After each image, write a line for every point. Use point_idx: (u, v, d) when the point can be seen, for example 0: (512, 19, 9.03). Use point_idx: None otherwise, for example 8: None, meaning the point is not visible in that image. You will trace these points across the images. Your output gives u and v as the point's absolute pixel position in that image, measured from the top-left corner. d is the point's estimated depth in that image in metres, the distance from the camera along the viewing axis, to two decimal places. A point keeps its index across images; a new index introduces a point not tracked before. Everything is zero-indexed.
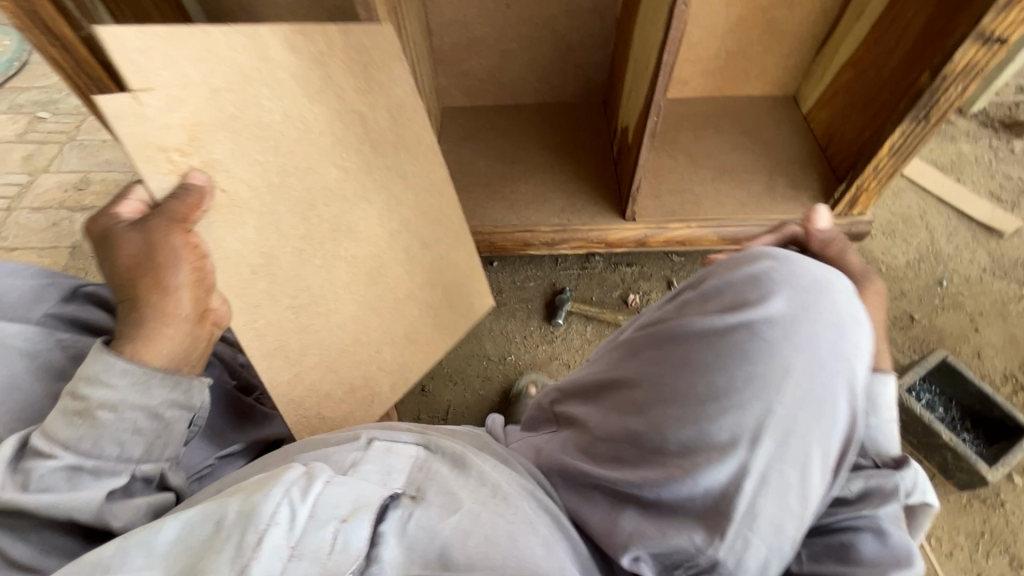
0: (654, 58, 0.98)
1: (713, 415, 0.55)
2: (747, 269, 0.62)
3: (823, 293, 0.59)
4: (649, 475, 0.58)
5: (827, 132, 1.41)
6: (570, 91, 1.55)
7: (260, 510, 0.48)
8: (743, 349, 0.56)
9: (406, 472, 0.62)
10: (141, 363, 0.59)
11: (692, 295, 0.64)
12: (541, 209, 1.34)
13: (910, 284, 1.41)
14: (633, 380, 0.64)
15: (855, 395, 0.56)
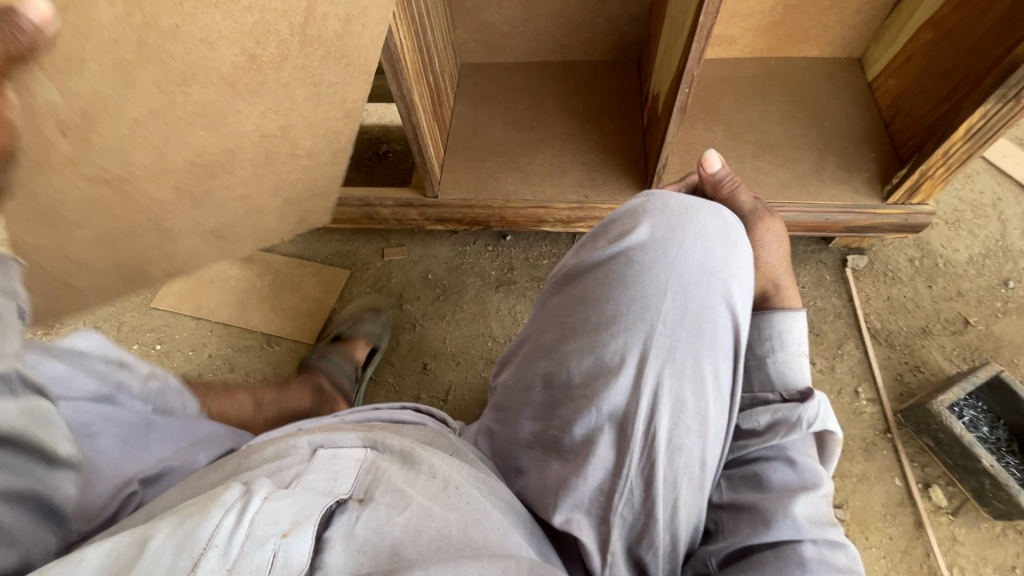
0: (692, 20, 0.84)
1: (602, 339, 0.55)
2: (622, 209, 0.63)
3: (691, 215, 0.59)
4: (560, 409, 0.56)
5: (894, 104, 1.22)
6: (601, 47, 1.40)
7: (199, 527, 0.42)
8: (622, 275, 0.56)
9: (353, 476, 0.56)
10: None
11: (584, 239, 0.65)
12: (558, 183, 1.24)
13: (970, 282, 1.26)
14: (539, 330, 0.63)
15: (733, 309, 0.56)
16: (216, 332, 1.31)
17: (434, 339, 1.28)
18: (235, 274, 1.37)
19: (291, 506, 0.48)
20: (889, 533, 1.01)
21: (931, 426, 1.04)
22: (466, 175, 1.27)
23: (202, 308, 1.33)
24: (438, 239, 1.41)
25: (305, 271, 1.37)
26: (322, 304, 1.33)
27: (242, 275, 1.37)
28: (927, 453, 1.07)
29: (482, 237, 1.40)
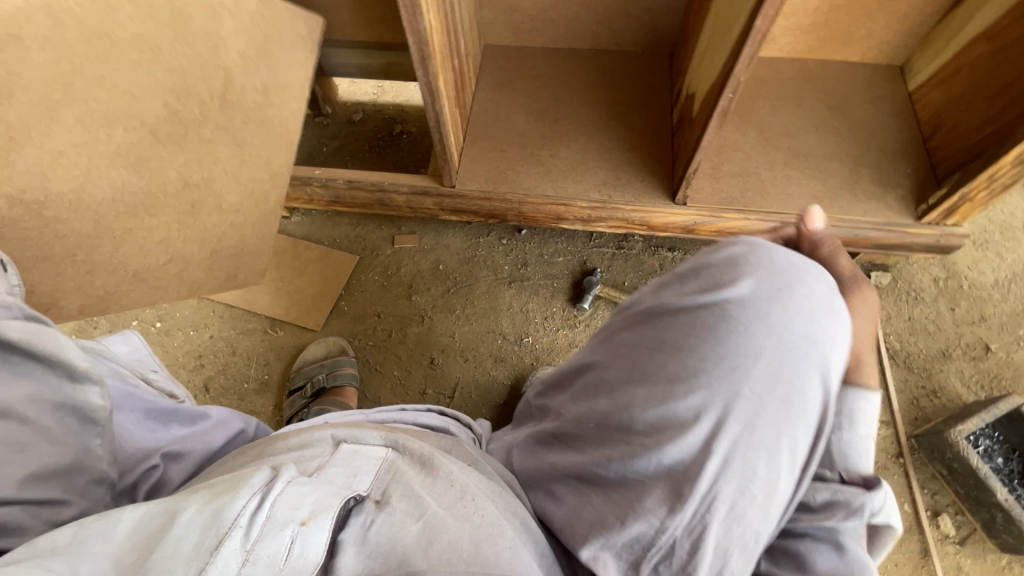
0: (745, 20, 0.78)
1: (679, 393, 0.53)
2: (721, 249, 0.59)
3: (801, 277, 0.55)
4: (613, 454, 0.55)
5: (936, 119, 1.17)
6: (632, 38, 1.33)
7: (227, 506, 0.42)
8: (714, 329, 0.54)
9: (374, 474, 0.55)
10: None
11: (669, 273, 0.62)
12: (580, 180, 1.19)
13: (993, 307, 1.23)
14: (605, 363, 0.61)
15: (827, 387, 0.53)
16: (217, 312, 1.27)
17: (443, 333, 1.24)
18: None
19: (313, 494, 0.47)
20: (894, 560, 1.01)
21: (945, 455, 1.03)
22: (485, 166, 1.22)
23: None
24: (450, 229, 1.36)
25: (312, 255, 1.33)
26: (328, 290, 1.29)
27: None
28: (939, 480, 1.06)
29: (496, 230, 1.35)
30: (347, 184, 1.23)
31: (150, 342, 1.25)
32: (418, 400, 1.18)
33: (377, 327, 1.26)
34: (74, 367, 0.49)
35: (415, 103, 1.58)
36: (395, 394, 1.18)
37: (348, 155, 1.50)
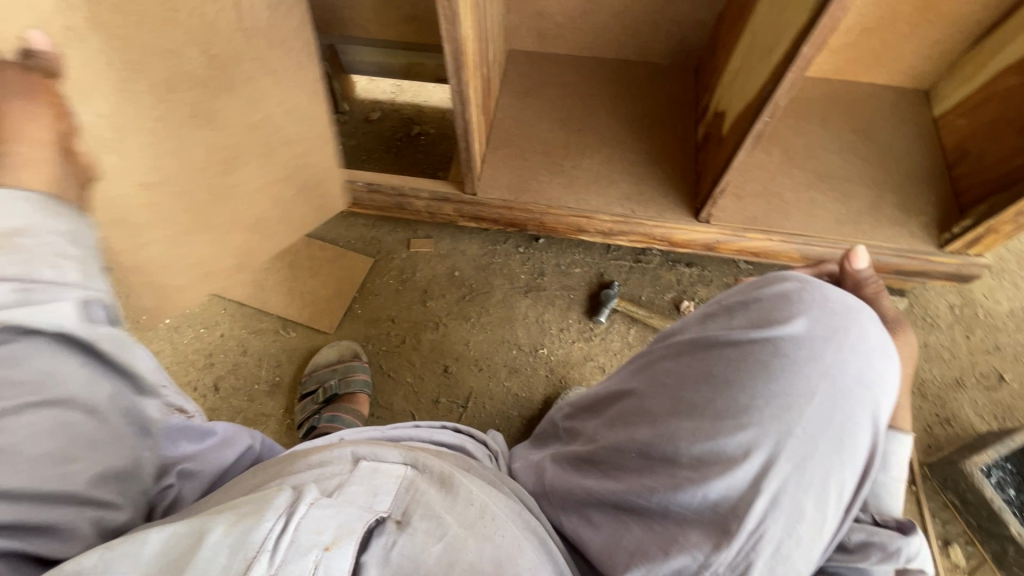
0: (789, 44, 0.77)
1: (731, 427, 0.54)
2: (771, 288, 0.62)
3: (853, 319, 0.58)
4: (653, 483, 0.56)
5: (961, 147, 1.17)
6: (659, 50, 1.32)
7: (253, 529, 0.38)
8: (767, 365, 0.56)
9: (393, 495, 0.51)
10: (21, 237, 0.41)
11: (715, 308, 0.65)
12: (604, 192, 1.18)
13: (1008, 337, 1.23)
14: (647, 392, 0.63)
15: (876, 429, 0.55)
16: (228, 310, 1.25)
17: (458, 341, 1.23)
18: None
19: (336, 516, 0.43)
20: None
21: (959, 485, 1.04)
22: (508, 173, 1.20)
23: None
24: (467, 235, 1.35)
25: (326, 255, 1.31)
26: (342, 292, 1.28)
27: None
28: (951, 510, 1.06)
29: (513, 238, 1.34)
30: (367, 186, 1.21)
31: (159, 337, 1.23)
32: (431, 409, 1.16)
33: (391, 332, 1.24)
34: (155, 386, 0.49)
35: (434, 104, 1.56)
36: (407, 401, 1.17)
37: (364, 154, 1.48)
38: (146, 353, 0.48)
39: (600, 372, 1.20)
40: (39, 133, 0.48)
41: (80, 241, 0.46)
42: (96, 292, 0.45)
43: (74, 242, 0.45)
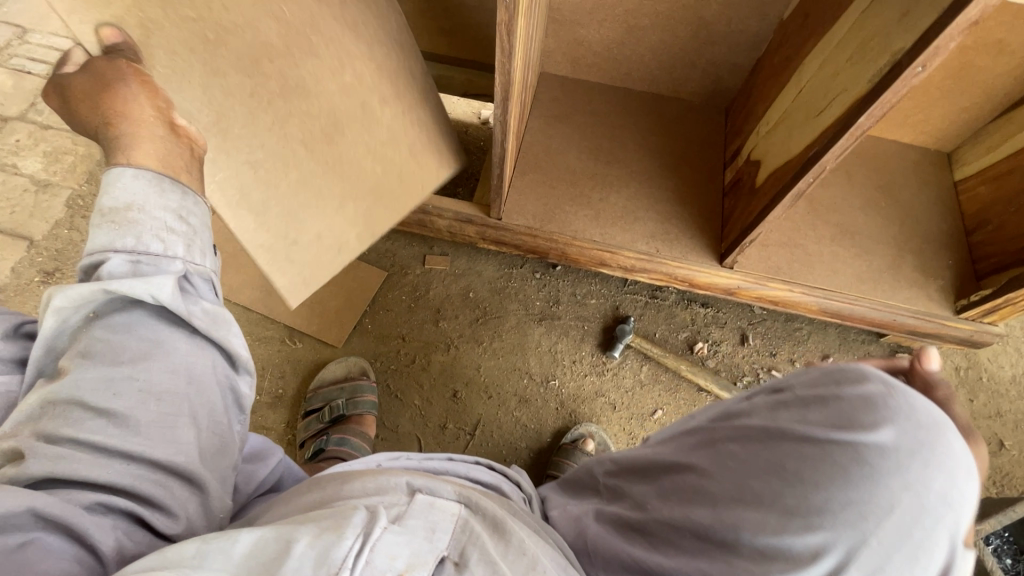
0: (843, 112, 0.77)
1: (797, 527, 0.49)
2: (852, 384, 0.55)
3: (944, 431, 0.50)
4: (707, 568, 0.52)
5: (981, 214, 1.18)
6: (692, 88, 1.32)
7: (335, 546, 0.40)
8: (847, 471, 0.50)
9: (451, 533, 0.49)
10: (145, 216, 0.61)
11: (786, 395, 0.59)
12: (629, 228, 1.17)
13: (1010, 404, 1.25)
14: (704, 470, 0.58)
15: (955, 550, 0.49)
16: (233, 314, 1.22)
17: (469, 365, 1.21)
18: None
19: (407, 545, 0.44)
20: None
21: None
22: (534, 200, 1.19)
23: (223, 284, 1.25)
24: (484, 255, 1.33)
25: None
26: (353, 304, 1.24)
27: None
28: None
29: (531, 262, 1.32)
30: None
31: None
32: (438, 434, 1.14)
33: (401, 350, 1.22)
34: (240, 357, 0.64)
35: (457, 117, 1.53)
36: (414, 424, 1.15)
37: None
38: (229, 330, 0.63)
39: (610, 409, 1.19)
40: (143, 110, 0.68)
41: (185, 217, 0.64)
42: (197, 271, 0.63)
43: (182, 220, 0.63)
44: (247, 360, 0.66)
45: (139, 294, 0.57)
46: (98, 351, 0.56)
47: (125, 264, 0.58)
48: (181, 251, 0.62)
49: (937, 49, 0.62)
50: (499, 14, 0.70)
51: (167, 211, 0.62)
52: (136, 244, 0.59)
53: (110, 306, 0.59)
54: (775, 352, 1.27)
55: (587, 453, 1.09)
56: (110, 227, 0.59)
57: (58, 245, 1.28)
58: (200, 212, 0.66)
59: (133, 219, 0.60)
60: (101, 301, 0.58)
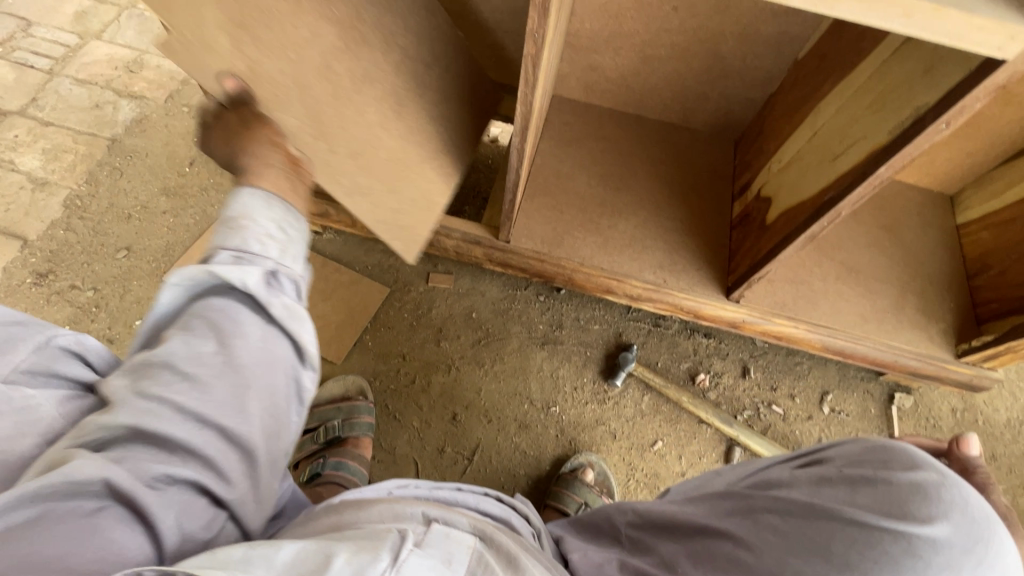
0: (861, 161, 0.78)
1: None
2: (903, 471, 0.54)
3: (996, 532, 0.50)
4: None
5: (982, 259, 1.19)
6: (703, 119, 1.32)
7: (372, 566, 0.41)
8: (893, 561, 0.49)
9: (468, 565, 0.48)
10: (248, 220, 0.59)
11: (830, 472, 0.59)
12: (637, 257, 1.17)
13: (1004, 447, 1.25)
14: (740, 539, 0.57)
15: None
16: None
17: (469, 388, 1.19)
18: None
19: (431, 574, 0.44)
20: None
21: None
22: (543, 224, 1.18)
23: None
24: (488, 275, 1.31)
25: (340, 278, 1.26)
26: (353, 320, 1.23)
27: None
28: None
29: (535, 284, 1.31)
30: None
31: None
32: (436, 457, 1.13)
33: (402, 370, 1.20)
34: (310, 354, 0.60)
35: None
36: (411, 446, 1.13)
37: None
38: (311, 327, 0.60)
39: (610, 437, 1.18)
40: (264, 147, 0.71)
41: (284, 224, 0.62)
42: (291, 268, 0.61)
43: (282, 231, 0.62)
44: (318, 356, 0.61)
45: (234, 278, 0.55)
46: (185, 327, 0.54)
47: (228, 257, 0.57)
48: (281, 250, 0.60)
49: (961, 108, 0.62)
50: (525, 47, 0.70)
51: (272, 219, 0.61)
52: (240, 238, 0.58)
53: (204, 286, 0.57)
54: (776, 386, 1.27)
55: (587, 483, 1.08)
56: (225, 231, 0.58)
57: (52, 246, 1.25)
58: (301, 225, 0.65)
59: (246, 218, 0.60)
60: (197, 279, 0.56)
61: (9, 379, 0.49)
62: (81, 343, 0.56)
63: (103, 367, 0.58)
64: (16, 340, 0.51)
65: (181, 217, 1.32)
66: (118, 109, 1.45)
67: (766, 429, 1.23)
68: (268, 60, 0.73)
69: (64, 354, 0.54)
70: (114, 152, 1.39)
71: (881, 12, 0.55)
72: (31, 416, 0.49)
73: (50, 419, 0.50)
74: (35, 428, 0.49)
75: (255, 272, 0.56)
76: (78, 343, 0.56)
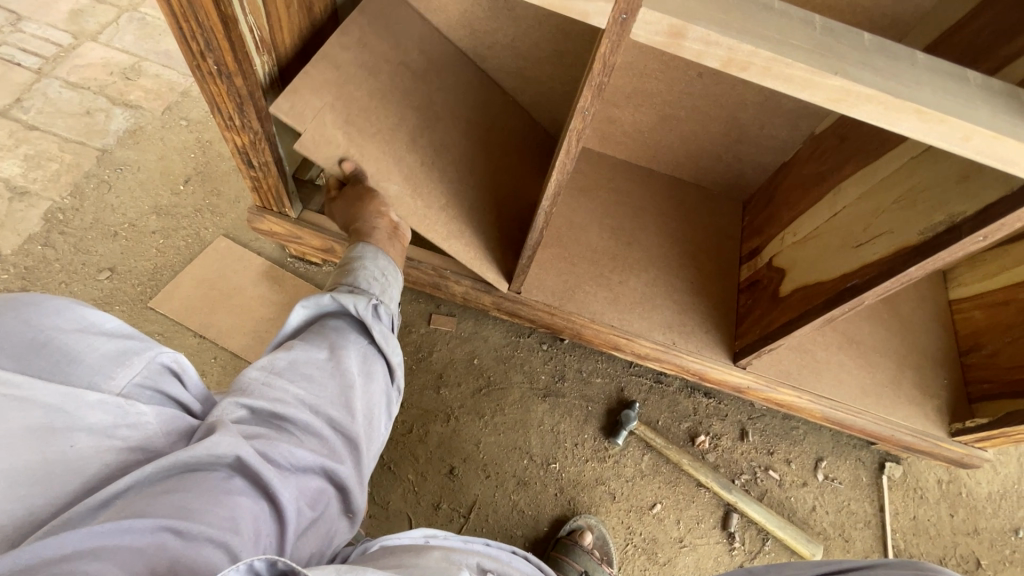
0: (890, 255, 0.79)
1: None
2: None
3: None
4: None
5: (974, 338, 1.21)
6: (713, 179, 1.32)
7: None
8: None
9: None
10: (364, 267, 0.83)
11: None
12: (648, 317, 1.16)
13: (987, 521, 1.26)
14: None
15: None
16: (219, 359, 1.14)
17: (468, 440, 1.16)
18: (259, 296, 1.21)
19: None
20: None
21: None
22: (554, 276, 1.17)
23: (211, 326, 1.17)
24: (492, 320, 1.29)
25: None
26: None
27: (268, 300, 1.21)
28: None
29: (538, 333, 1.29)
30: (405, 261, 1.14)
31: None
32: (430, 514, 1.09)
33: (398, 418, 1.16)
34: (398, 372, 0.78)
35: None
36: (405, 501, 1.09)
37: None
38: (399, 349, 0.78)
39: (608, 498, 1.16)
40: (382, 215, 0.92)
41: (388, 272, 0.86)
42: (387, 303, 0.82)
43: (384, 275, 0.85)
44: (403, 377, 0.79)
45: (346, 304, 0.77)
46: (308, 339, 0.73)
47: (348, 289, 0.80)
48: (381, 291, 0.83)
49: (1002, 225, 0.66)
50: (573, 121, 0.68)
51: (377, 267, 0.85)
52: (355, 278, 0.82)
53: (325, 311, 0.78)
54: (773, 450, 1.27)
55: (586, 549, 1.06)
56: (346, 273, 0.83)
57: (28, 262, 1.17)
58: (398, 280, 0.87)
59: (359, 266, 0.84)
60: (320, 306, 0.77)
61: (124, 392, 0.55)
62: (180, 363, 0.61)
63: (197, 394, 0.63)
64: (131, 355, 0.57)
65: (172, 238, 1.25)
66: (110, 117, 1.37)
67: (762, 495, 1.22)
68: (366, 152, 0.92)
69: (165, 372, 0.59)
70: (103, 164, 1.31)
71: (943, 134, 0.55)
72: (136, 432, 0.54)
73: (152, 427, 0.55)
74: (137, 443, 0.54)
75: (361, 302, 0.77)
76: (178, 363, 0.60)
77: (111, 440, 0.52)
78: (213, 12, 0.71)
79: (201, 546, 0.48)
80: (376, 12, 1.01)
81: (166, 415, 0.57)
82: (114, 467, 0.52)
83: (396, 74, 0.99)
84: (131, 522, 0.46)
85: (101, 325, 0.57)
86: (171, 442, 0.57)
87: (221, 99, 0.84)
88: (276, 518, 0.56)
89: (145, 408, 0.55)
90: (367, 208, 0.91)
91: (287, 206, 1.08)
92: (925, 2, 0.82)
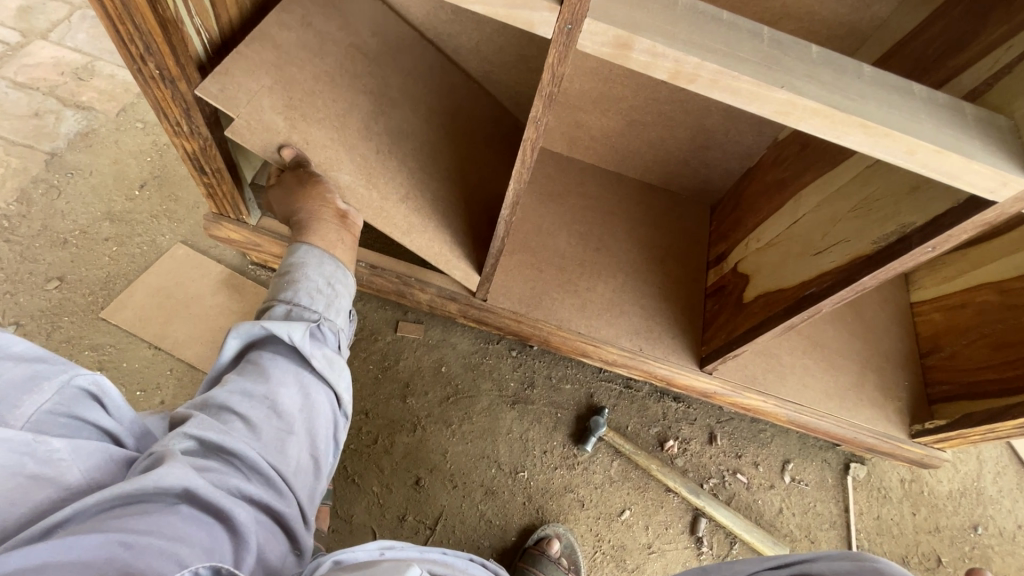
0: (847, 263, 0.80)
1: None
2: None
3: None
4: None
5: (934, 341, 1.23)
6: (683, 183, 1.32)
7: None
8: None
9: None
10: (307, 282, 0.80)
11: None
12: (615, 322, 1.15)
13: (947, 518, 1.28)
14: None
15: None
16: (175, 371, 1.11)
17: (434, 449, 1.14)
18: (218, 305, 1.17)
19: None
20: None
21: None
22: (521, 284, 1.16)
23: (166, 337, 1.13)
24: (460, 327, 1.27)
25: None
26: None
27: (228, 308, 1.17)
28: None
29: (507, 339, 1.27)
30: (369, 269, 1.12)
31: None
32: (395, 526, 1.07)
33: (364, 429, 1.14)
34: (345, 396, 0.75)
35: None
36: (370, 514, 1.07)
37: None
38: (344, 370, 0.75)
39: (578, 506, 1.15)
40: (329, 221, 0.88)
41: (335, 285, 0.83)
42: (331, 320, 0.79)
43: (330, 284, 0.82)
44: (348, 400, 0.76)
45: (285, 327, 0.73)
46: (247, 368, 0.70)
47: (285, 310, 0.77)
48: (326, 305, 0.80)
49: (948, 236, 0.67)
50: (527, 131, 0.67)
51: (321, 277, 0.82)
52: (295, 294, 0.78)
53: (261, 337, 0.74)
54: (740, 453, 1.28)
55: (552, 557, 1.06)
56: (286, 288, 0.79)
57: None
58: (345, 289, 0.85)
59: (300, 277, 0.80)
60: (253, 334, 0.73)
61: (31, 424, 0.52)
62: (100, 386, 0.58)
63: (119, 416, 0.60)
64: (41, 380, 0.54)
65: (126, 245, 1.20)
66: (61, 119, 1.32)
67: (730, 499, 1.23)
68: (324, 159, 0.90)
69: (83, 397, 0.57)
70: (52, 168, 1.26)
71: (888, 148, 0.55)
72: (49, 469, 0.51)
73: (66, 464, 0.52)
74: (49, 481, 0.50)
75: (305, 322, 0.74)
76: (97, 386, 0.58)
77: (20, 478, 0.49)
78: (150, 14, 0.68)
79: (153, 557, 0.46)
80: (333, 14, 0.99)
81: (81, 451, 0.53)
82: (24, 508, 0.48)
83: (354, 76, 0.96)
84: (73, 540, 0.44)
85: (7, 349, 0.54)
86: (90, 475, 0.53)
87: (166, 102, 0.81)
88: (230, 545, 0.54)
89: (58, 443, 0.52)
90: (312, 203, 0.87)
91: (243, 212, 1.04)
92: (880, 13, 0.83)
